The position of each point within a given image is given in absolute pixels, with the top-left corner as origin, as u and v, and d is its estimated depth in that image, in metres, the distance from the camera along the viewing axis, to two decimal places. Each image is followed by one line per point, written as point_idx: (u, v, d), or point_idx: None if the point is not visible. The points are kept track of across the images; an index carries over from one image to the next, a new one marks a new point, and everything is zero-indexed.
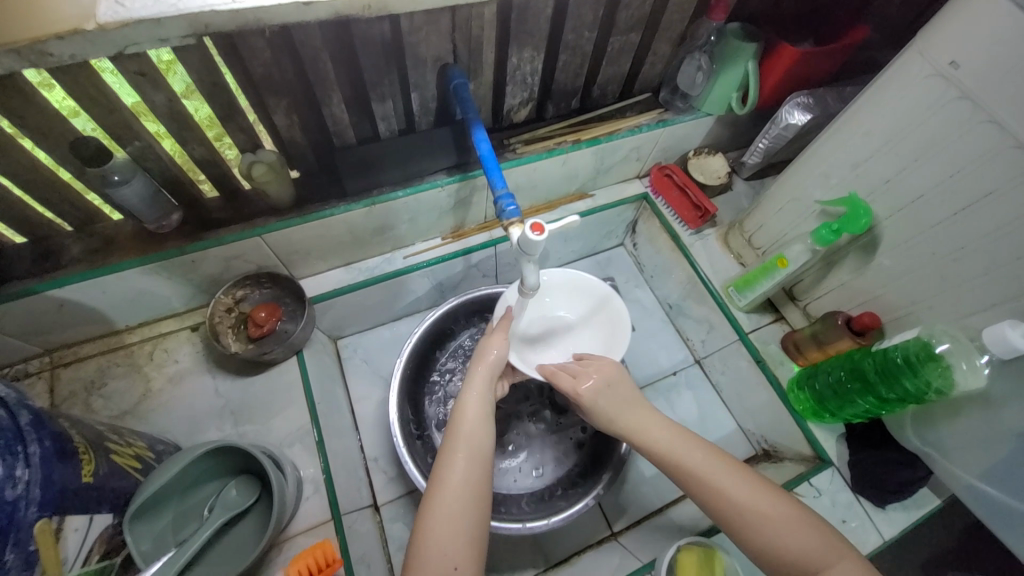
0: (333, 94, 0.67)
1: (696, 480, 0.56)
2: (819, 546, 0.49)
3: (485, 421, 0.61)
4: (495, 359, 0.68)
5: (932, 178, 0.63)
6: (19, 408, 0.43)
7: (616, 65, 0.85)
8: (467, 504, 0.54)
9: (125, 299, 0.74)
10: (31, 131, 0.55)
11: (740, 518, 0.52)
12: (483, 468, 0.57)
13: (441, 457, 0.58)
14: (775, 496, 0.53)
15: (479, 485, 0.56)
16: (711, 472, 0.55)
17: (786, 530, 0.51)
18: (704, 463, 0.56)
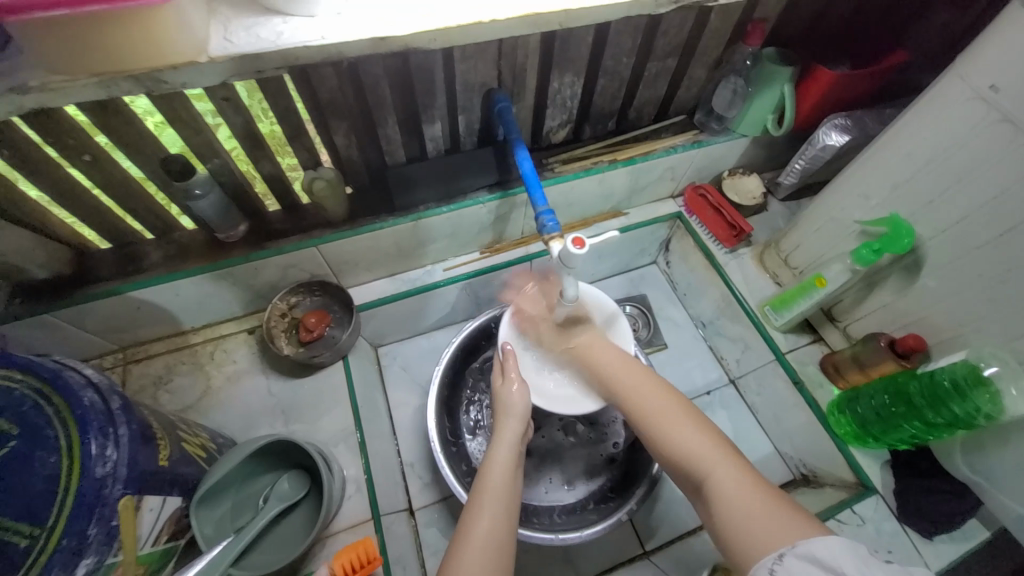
0: (388, 117, 0.73)
1: (631, 407, 0.65)
2: (708, 452, 0.56)
3: (513, 480, 0.64)
4: (524, 410, 0.70)
5: (977, 199, 0.62)
6: (110, 395, 0.48)
7: (652, 89, 0.88)
8: (490, 560, 0.55)
9: (193, 302, 0.81)
10: (129, 148, 0.63)
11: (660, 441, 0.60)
12: (506, 526, 0.59)
13: (468, 512, 0.60)
14: (693, 424, 0.60)
15: (503, 541, 0.57)
16: (642, 400, 0.64)
17: (686, 437, 0.59)
18: (634, 392, 0.66)
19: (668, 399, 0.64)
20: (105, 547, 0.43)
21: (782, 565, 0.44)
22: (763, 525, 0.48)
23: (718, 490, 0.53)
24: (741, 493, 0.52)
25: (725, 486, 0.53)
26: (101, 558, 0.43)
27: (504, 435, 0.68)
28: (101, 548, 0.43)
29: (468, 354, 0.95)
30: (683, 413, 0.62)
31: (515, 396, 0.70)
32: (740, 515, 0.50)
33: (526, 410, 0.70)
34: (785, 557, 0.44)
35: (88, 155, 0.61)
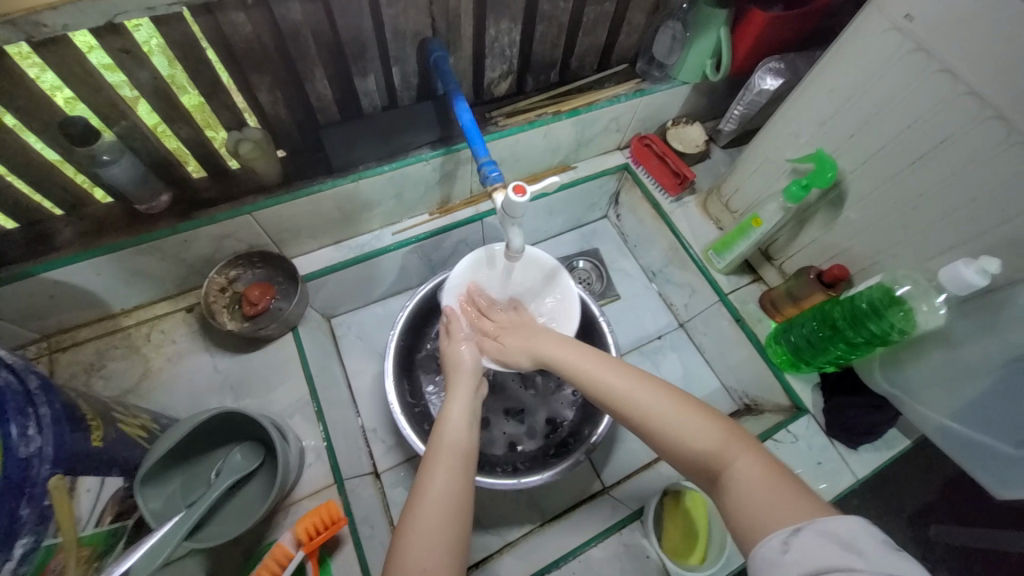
0: (315, 70, 0.69)
1: (626, 401, 0.60)
2: (708, 434, 0.53)
3: (469, 435, 0.64)
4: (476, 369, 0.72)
5: (892, 131, 0.66)
6: (26, 373, 0.44)
7: (592, 36, 0.87)
8: (447, 516, 0.54)
9: (119, 280, 0.75)
10: (16, 111, 0.56)
11: (652, 422, 0.57)
12: (463, 480, 0.59)
13: (425, 470, 0.59)
14: (687, 406, 0.57)
15: (461, 497, 0.57)
16: (643, 395, 0.59)
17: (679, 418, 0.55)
18: (634, 384, 0.61)
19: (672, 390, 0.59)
20: (41, 527, 0.42)
21: (798, 539, 0.40)
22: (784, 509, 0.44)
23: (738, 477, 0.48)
24: (763, 481, 0.47)
25: (740, 475, 0.49)
26: (39, 537, 0.42)
27: (459, 393, 0.68)
28: (37, 528, 0.41)
29: (424, 317, 0.94)
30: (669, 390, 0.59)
31: (465, 356, 0.73)
32: (762, 501, 0.45)
33: (475, 366, 0.72)
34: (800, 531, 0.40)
35: None
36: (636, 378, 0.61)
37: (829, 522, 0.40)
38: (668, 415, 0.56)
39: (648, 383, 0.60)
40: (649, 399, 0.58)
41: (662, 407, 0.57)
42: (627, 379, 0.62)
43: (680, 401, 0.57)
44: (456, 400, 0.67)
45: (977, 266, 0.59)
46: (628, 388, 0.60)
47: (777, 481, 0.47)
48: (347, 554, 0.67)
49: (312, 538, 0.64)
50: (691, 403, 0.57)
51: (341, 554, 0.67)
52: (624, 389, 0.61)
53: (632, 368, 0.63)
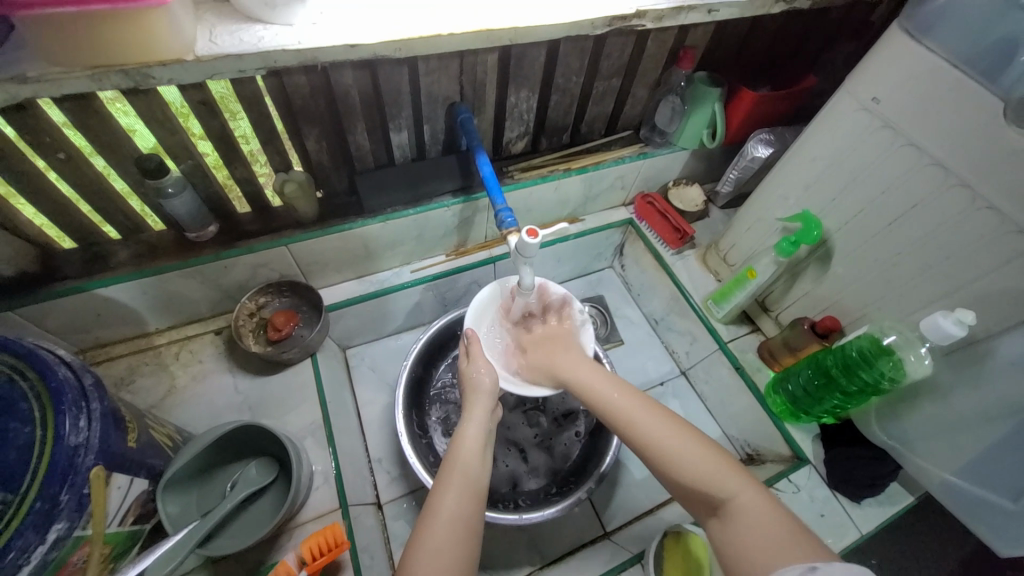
0: (357, 124, 0.79)
1: (636, 432, 0.62)
2: (718, 471, 0.55)
3: (481, 458, 0.66)
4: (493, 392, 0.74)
5: (869, 196, 0.73)
6: (82, 372, 0.50)
7: (600, 106, 0.98)
8: (457, 535, 0.56)
9: (159, 301, 0.82)
10: (102, 147, 0.66)
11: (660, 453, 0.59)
12: (472, 501, 0.60)
13: (437, 487, 0.61)
14: (695, 440, 0.59)
15: (471, 518, 0.58)
16: (655, 428, 0.61)
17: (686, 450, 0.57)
18: (647, 418, 0.63)
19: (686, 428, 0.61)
20: (77, 514, 0.45)
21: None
22: (790, 555, 0.45)
23: (737, 513, 0.51)
24: (757, 520, 0.49)
25: (748, 517, 0.50)
26: (72, 525, 0.44)
27: (473, 414, 0.71)
28: (72, 515, 0.44)
29: (435, 351, 0.99)
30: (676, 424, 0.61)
31: (483, 379, 0.75)
32: (767, 546, 0.46)
33: (493, 387, 0.75)
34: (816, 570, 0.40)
35: (63, 154, 0.64)
36: (647, 410, 0.64)
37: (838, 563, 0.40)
38: (676, 446, 0.58)
39: (657, 415, 0.63)
40: (658, 430, 0.61)
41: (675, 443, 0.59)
42: (641, 413, 0.64)
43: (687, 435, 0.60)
44: (472, 422, 0.70)
45: (954, 317, 0.63)
46: (642, 422, 0.63)
47: (785, 527, 0.48)
48: None
49: (315, 559, 0.65)
50: (706, 441, 0.59)
51: None
52: (633, 418, 0.63)
53: (647, 402, 0.66)
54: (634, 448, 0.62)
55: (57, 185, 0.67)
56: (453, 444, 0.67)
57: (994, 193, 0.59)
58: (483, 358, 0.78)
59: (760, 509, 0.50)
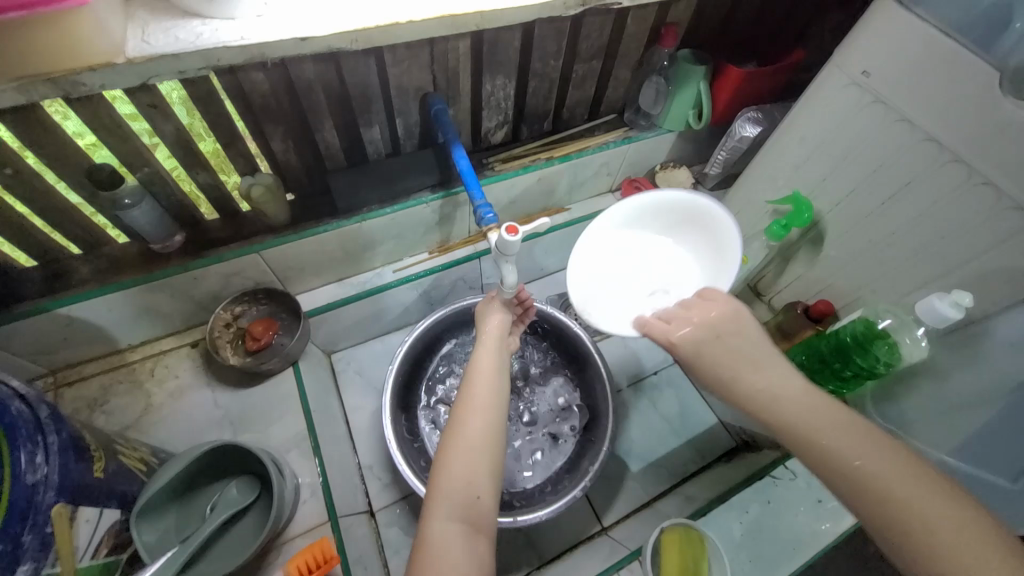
0: (325, 121, 0.75)
1: (850, 472, 0.44)
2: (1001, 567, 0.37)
3: (500, 375, 0.65)
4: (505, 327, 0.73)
5: (859, 174, 0.71)
6: (38, 403, 0.46)
7: (581, 89, 0.94)
8: (481, 459, 0.56)
9: (129, 316, 0.78)
10: (49, 159, 0.62)
11: (893, 513, 0.41)
12: (496, 420, 0.59)
13: (460, 400, 0.61)
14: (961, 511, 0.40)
15: (497, 428, 0.59)
16: (890, 480, 0.42)
17: (944, 524, 0.40)
18: (877, 454, 0.44)
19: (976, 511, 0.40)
20: (41, 554, 0.42)
21: None
22: None
23: None
24: None
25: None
26: (38, 566, 0.41)
27: (486, 345, 0.68)
28: (37, 555, 0.41)
29: (422, 353, 0.96)
30: (920, 479, 0.42)
31: (493, 319, 0.73)
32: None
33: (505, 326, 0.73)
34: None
35: (9, 169, 0.60)
36: (878, 447, 0.45)
37: None
38: (923, 509, 0.41)
39: (892, 458, 0.44)
40: (897, 484, 0.42)
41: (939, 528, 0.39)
42: (878, 460, 0.44)
43: (949, 498, 0.41)
44: (485, 345, 0.69)
45: (950, 298, 0.61)
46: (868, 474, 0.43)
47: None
48: None
49: None
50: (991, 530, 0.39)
51: None
52: (853, 454, 0.44)
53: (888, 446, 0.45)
54: (834, 489, 0.45)
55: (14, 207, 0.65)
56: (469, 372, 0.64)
57: (991, 168, 0.57)
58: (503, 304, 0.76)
59: None
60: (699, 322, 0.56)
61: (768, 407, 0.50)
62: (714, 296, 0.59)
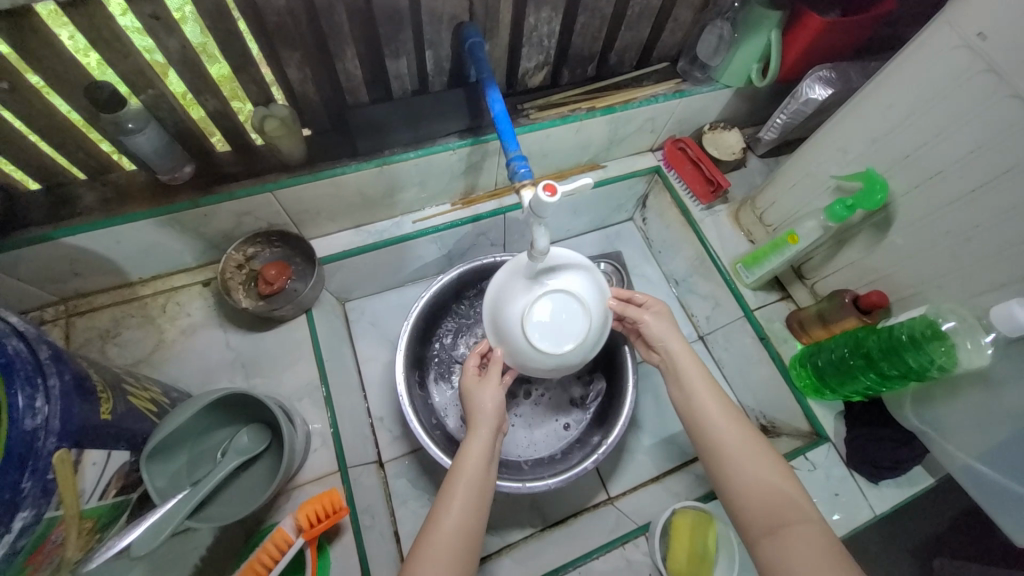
0: (347, 48, 0.66)
1: (703, 430, 0.63)
2: (785, 490, 0.57)
3: (485, 476, 0.62)
4: (498, 411, 0.68)
5: (952, 154, 0.63)
6: (38, 344, 0.44)
7: (635, 31, 0.83)
8: (457, 558, 0.56)
9: (139, 250, 0.75)
10: (46, 74, 0.56)
11: (721, 457, 0.61)
12: (477, 517, 0.59)
13: (440, 496, 0.60)
14: (767, 455, 0.60)
15: (473, 529, 0.58)
16: (728, 435, 0.62)
17: (758, 468, 0.59)
18: (724, 408, 0.64)
19: (786, 471, 0.59)
20: (43, 500, 0.41)
21: None
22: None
23: (799, 534, 0.53)
24: (819, 550, 0.51)
25: (805, 543, 0.52)
26: (40, 511, 0.41)
27: (478, 433, 0.65)
28: (39, 501, 0.41)
29: (439, 308, 0.92)
30: (750, 436, 0.62)
31: (486, 405, 0.67)
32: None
33: (496, 417, 0.67)
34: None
35: (5, 84, 0.54)
36: (720, 402, 0.65)
37: None
38: (738, 457, 0.60)
39: (726, 410, 0.64)
40: (729, 431, 0.62)
41: (772, 487, 0.57)
42: (720, 414, 0.63)
43: (761, 447, 0.61)
44: (478, 439, 0.64)
45: None
46: (723, 430, 0.62)
47: (846, 565, 0.49)
48: (346, 542, 0.68)
49: (313, 525, 0.63)
50: (790, 471, 0.59)
51: (340, 543, 0.68)
52: (702, 409, 0.64)
53: (737, 410, 0.64)
54: (691, 434, 0.65)
55: (10, 121, 0.59)
56: (457, 459, 0.63)
57: None
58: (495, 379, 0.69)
59: (810, 538, 0.52)
60: (657, 313, 0.72)
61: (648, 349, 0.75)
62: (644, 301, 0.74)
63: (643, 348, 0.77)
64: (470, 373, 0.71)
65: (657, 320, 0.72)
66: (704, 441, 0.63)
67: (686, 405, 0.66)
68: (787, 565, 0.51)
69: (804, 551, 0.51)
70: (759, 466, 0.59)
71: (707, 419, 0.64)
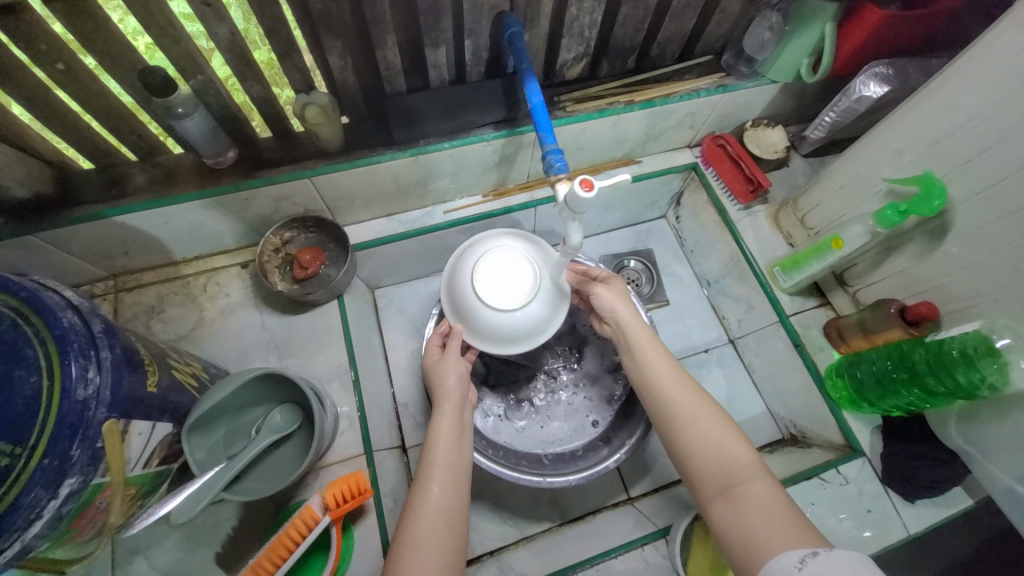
0: (388, 36, 0.66)
1: (655, 398, 0.63)
2: (735, 454, 0.56)
3: (459, 453, 0.63)
4: (462, 383, 0.68)
5: (1021, 159, 0.58)
6: (91, 317, 0.47)
7: (679, 22, 0.80)
8: (434, 529, 0.56)
9: (183, 231, 0.78)
10: (103, 58, 0.58)
11: (670, 421, 0.61)
12: (458, 491, 0.60)
13: (419, 481, 0.60)
14: (715, 419, 0.59)
15: (451, 499, 0.59)
16: (676, 398, 0.62)
17: (705, 432, 0.58)
18: (669, 372, 0.64)
19: (736, 431, 0.58)
20: (91, 467, 0.44)
21: (813, 560, 0.42)
22: (782, 533, 0.48)
23: (749, 494, 0.52)
24: (770, 511, 0.50)
25: (753, 502, 0.51)
26: (86, 478, 0.44)
27: (444, 408, 0.66)
28: (86, 468, 0.43)
29: None
30: (695, 399, 0.61)
31: (449, 379, 0.67)
32: (769, 536, 0.48)
33: (461, 390, 0.68)
34: (817, 554, 0.43)
35: (61, 64, 0.57)
36: (665, 366, 0.64)
37: (829, 556, 0.41)
38: (685, 420, 0.60)
39: (671, 373, 0.64)
40: (676, 395, 0.62)
41: (721, 450, 0.57)
42: (667, 378, 0.63)
43: (710, 410, 0.60)
44: (444, 415, 0.65)
45: None
46: (670, 395, 0.62)
47: (795, 521, 0.49)
48: (369, 524, 0.70)
49: (340, 504, 0.65)
50: (742, 432, 0.59)
51: (363, 524, 0.70)
52: (651, 375, 0.64)
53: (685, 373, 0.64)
54: (645, 404, 0.65)
55: (68, 102, 0.62)
56: (428, 436, 0.64)
57: None
58: (456, 356, 0.70)
59: (761, 499, 0.52)
60: (609, 285, 0.72)
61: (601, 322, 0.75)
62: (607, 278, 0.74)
63: (596, 320, 0.77)
64: (434, 349, 0.72)
65: (612, 291, 0.71)
66: (657, 408, 0.63)
67: (638, 374, 0.66)
68: (738, 528, 0.51)
69: (753, 510, 0.51)
70: (706, 429, 0.59)
71: (657, 384, 0.63)
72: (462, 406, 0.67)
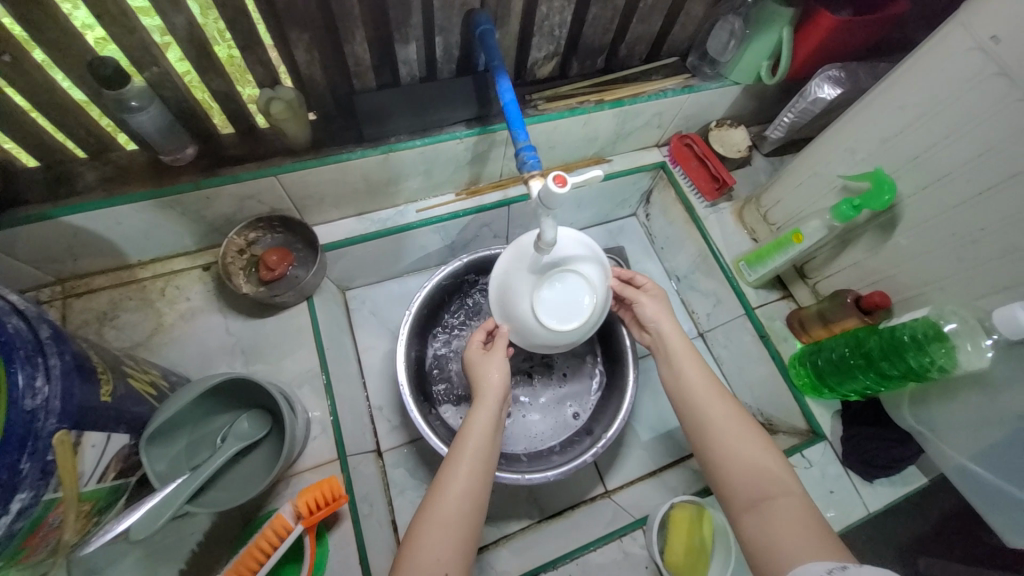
0: (356, 31, 0.65)
1: (691, 405, 0.64)
2: (770, 469, 0.57)
3: (491, 449, 0.62)
4: (504, 383, 0.67)
5: (960, 157, 0.63)
6: (38, 322, 0.43)
7: (646, 24, 0.82)
8: (454, 533, 0.54)
9: (138, 232, 0.74)
10: (47, 47, 0.55)
11: (704, 427, 0.62)
12: (483, 485, 0.59)
13: (446, 466, 0.59)
14: (756, 435, 0.60)
15: (476, 505, 0.57)
16: (712, 403, 0.63)
17: (742, 444, 0.59)
18: (709, 382, 0.65)
19: (772, 448, 0.59)
20: (42, 482, 0.41)
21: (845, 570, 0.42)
22: (812, 546, 0.48)
23: (780, 508, 0.52)
24: (801, 524, 0.50)
25: (786, 513, 0.52)
26: (38, 493, 0.40)
27: (487, 401, 0.65)
28: (37, 483, 0.40)
29: (441, 300, 0.92)
30: (733, 413, 0.62)
31: (492, 376, 0.67)
32: (798, 547, 0.48)
33: (504, 388, 0.67)
34: (847, 568, 0.42)
35: (7, 56, 0.53)
36: (705, 376, 0.66)
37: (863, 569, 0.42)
38: (721, 427, 0.61)
39: (712, 384, 0.65)
40: (714, 402, 0.63)
41: (755, 461, 0.57)
42: (706, 388, 0.65)
43: (749, 426, 0.61)
44: (483, 410, 0.64)
45: None
46: (710, 403, 0.63)
47: (825, 537, 0.49)
48: (345, 531, 0.67)
49: (312, 512, 0.63)
50: (779, 452, 0.59)
51: (338, 531, 0.68)
52: (693, 381, 0.66)
53: (723, 388, 0.65)
54: (680, 408, 0.66)
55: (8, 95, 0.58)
56: (464, 425, 0.63)
57: None
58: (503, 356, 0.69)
59: (793, 512, 0.52)
60: (650, 294, 0.75)
61: (642, 331, 0.77)
62: (645, 285, 0.76)
63: (637, 331, 0.78)
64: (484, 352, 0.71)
65: (649, 302, 0.74)
66: (691, 413, 0.64)
67: (675, 380, 0.67)
68: (767, 534, 0.51)
69: (785, 522, 0.51)
70: (739, 440, 0.59)
71: (695, 391, 0.65)
72: (502, 402, 0.66)
